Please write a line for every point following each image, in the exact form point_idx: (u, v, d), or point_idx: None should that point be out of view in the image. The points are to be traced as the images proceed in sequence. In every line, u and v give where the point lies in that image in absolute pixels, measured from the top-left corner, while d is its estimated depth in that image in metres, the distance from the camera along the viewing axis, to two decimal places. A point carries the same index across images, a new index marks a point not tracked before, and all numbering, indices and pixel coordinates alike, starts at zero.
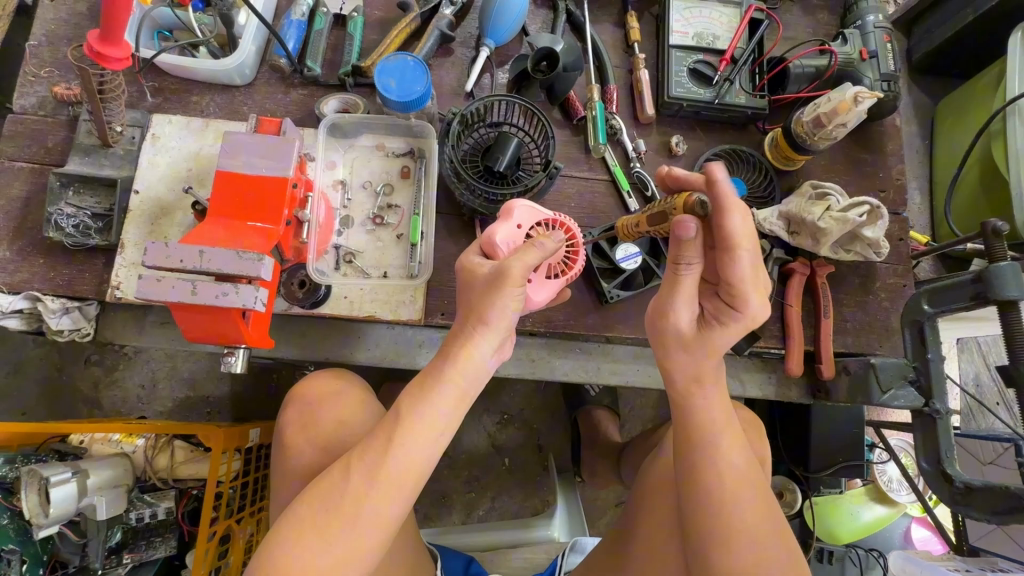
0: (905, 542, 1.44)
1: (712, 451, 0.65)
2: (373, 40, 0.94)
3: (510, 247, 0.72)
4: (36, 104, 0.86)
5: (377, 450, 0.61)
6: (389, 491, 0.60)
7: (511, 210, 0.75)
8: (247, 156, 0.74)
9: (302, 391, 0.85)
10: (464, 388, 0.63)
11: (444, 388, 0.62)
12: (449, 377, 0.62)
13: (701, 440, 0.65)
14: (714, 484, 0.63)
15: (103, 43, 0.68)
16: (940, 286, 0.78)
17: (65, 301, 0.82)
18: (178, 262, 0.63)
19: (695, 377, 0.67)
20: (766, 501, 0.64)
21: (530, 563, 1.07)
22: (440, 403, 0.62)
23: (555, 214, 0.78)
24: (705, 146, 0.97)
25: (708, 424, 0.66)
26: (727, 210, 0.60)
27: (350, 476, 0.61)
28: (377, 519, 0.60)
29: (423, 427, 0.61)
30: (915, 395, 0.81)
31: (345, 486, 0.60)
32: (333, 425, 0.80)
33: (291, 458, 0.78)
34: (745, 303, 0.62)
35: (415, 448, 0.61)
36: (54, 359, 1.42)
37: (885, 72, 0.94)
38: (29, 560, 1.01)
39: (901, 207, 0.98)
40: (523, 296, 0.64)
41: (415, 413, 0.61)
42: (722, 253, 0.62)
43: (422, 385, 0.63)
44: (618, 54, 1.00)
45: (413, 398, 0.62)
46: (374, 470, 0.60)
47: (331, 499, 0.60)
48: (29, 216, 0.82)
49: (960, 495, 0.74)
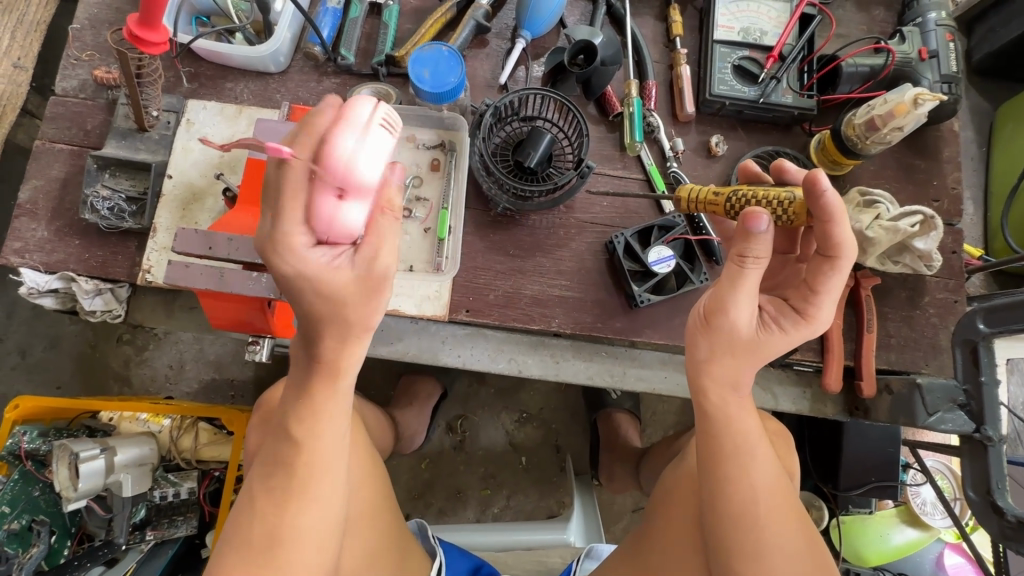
0: (937, 569, 1.35)
1: (748, 446, 0.62)
2: (407, 30, 0.93)
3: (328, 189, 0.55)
4: (77, 87, 0.88)
5: (283, 475, 0.59)
6: (315, 497, 0.59)
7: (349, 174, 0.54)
8: (279, 144, 0.73)
9: (268, 398, 0.85)
10: (339, 381, 0.60)
11: (322, 386, 0.59)
12: (337, 386, 0.60)
13: (734, 441, 0.62)
14: (746, 487, 0.60)
15: (142, 27, 0.68)
16: (1000, 305, 0.72)
17: (98, 282, 0.83)
18: (206, 249, 0.62)
19: (732, 382, 0.62)
20: (796, 508, 0.61)
21: (544, 566, 1.06)
22: (329, 405, 0.60)
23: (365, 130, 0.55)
24: (747, 147, 0.93)
25: (738, 426, 0.62)
26: (832, 222, 0.59)
27: (261, 494, 0.59)
28: (306, 529, 0.58)
29: (321, 433, 0.60)
30: (966, 419, 0.76)
31: (256, 509, 0.58)
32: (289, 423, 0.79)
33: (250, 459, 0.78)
34: (816, 305, 0.62)
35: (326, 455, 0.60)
36: (88, 337, 1.46)
37: (946, 73, 0.88)
38: (59, 531, 1.05)
39: (955, 218, 0.92)
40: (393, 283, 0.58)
41: (309, 425, 0.59)
42: (821, 262, 0.62)
43: (302, 389, 0.59)
44: (658, 49, 0.96)
45: (303, 411, 0.59)
46: (285, 491, 0.58)
47: (247, 529, 0.58)
48: (66, 197, 0.83)
49: (1010, 529, 0.68)
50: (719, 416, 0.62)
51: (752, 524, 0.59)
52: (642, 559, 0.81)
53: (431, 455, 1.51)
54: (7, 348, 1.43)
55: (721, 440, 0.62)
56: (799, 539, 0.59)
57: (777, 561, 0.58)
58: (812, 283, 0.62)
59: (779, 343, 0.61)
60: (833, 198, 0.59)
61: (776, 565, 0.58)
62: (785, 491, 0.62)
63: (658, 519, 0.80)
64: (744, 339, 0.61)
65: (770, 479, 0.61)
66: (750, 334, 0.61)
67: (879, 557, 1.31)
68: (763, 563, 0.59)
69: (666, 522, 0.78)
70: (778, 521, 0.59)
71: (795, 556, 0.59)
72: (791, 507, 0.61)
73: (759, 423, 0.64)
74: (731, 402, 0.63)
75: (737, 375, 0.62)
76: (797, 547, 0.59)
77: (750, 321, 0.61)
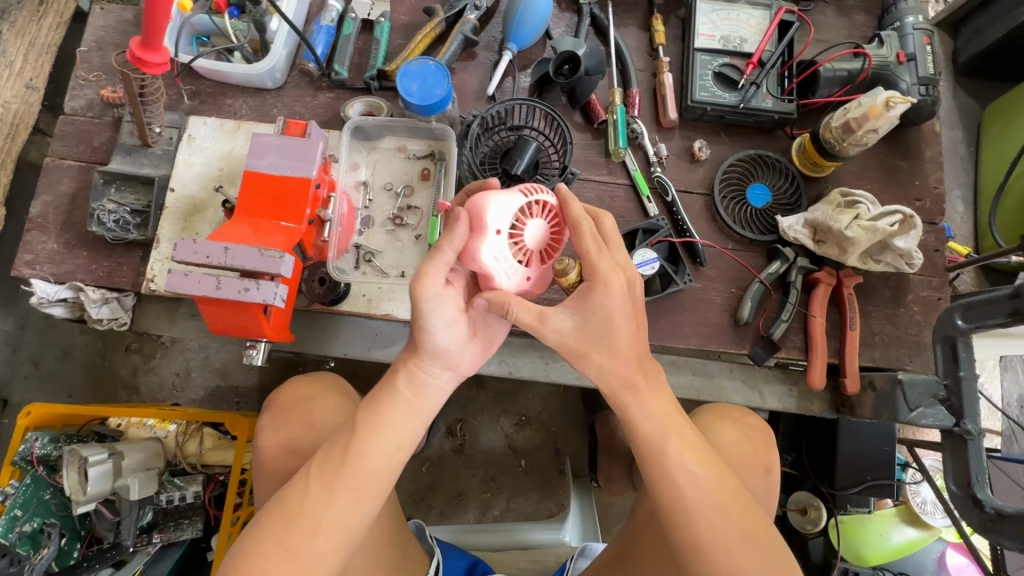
0: (939, 569, 1.34)
1: (662, 447, 0.61)
2: (398, 45, 0.96)
3: (521, 267, 0.67)
4: (85, 106, 0.92)
5: (335, 461, 0.63)
6: (347, 497, 0.62)
7: (482, 218, 0.65)
8: (273, 156, 0.77)
9: (282, 396, 0.87)
10: (412, 400, 0.65)
11: (396, 399, 0.64)
12: (402, 395, 0.64)
13: (651, 443, 0.62)
14: (672, 487, 0.60)
15: (144, 49, 0.72)
16: (976, 301, 0.73)
17: (104, 292, 0.87)
18: (205, 258, 0.66)
19: (628, 382, 0.62)
20: (739, 493, 0.61)
21: (540, 565, 1.07)
22: (397, 416, 0.64)
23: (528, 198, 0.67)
24: (730, 151, 0.95)
25: (645, 423, 0.62)
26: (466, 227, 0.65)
27: (309, 484, 0.62)
28: (338, 524, 0.62)
29: (382, 440, 0.63)
30: (946, 414, 0.78)
31: (304, 496, 0.62)
32: (307, 430, 0.82)
33: (268, 461, 0.81)
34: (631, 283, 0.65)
35: (375, 456, 0.63)
36: (98, 346, 1.51)
37: (923, 76, 0.90)
38: (68, 534, 1.09)
39: (938, 216, 0.94)
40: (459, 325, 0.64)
41: (369, 428, 0.63)
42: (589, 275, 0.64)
43: (378, 399, 0.65)
44: (642, 57, 0.99)
45: (370, 415, 0.64)
46: (331, 483, 0.62)
47: (290, 512, 0.61)
48: (74, 211, 0.87)
49: (990, 521, 0.70)
50: (636, 415, 0.62)
51: (682, 519, 0.60)
52: (626, 555, 0.83)
53: (432, 458, 1.53)
54: (19, 358, 1.48)
55: (637, 445, 0.62)
56: (733, 527, 0.59)
57: (719, 554, 0.59)
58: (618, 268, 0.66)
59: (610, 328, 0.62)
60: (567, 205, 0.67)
61: (719, 560, 0.59)
62: (719, 484, 0.61)
63: (643, 517, 0.81)
64: (574, 334, 0.63)
65: (697, 473, 0.61)
66: (576, 332, 0.63)
67: (877, 557, 1.30)
68: (707, 558, 0.59)
69: (647, 522, 0.80)
70: (712, 516, 0.59)
71: (735, 550, 0.58)
72: (729, 499, 0.60)
73: (675, 412, 0.63)
74: (638, 396, 0.62)
75: (628, 373, 0.62)
76: (736, 541, 0.59)
77: (569, 323, 0.63)
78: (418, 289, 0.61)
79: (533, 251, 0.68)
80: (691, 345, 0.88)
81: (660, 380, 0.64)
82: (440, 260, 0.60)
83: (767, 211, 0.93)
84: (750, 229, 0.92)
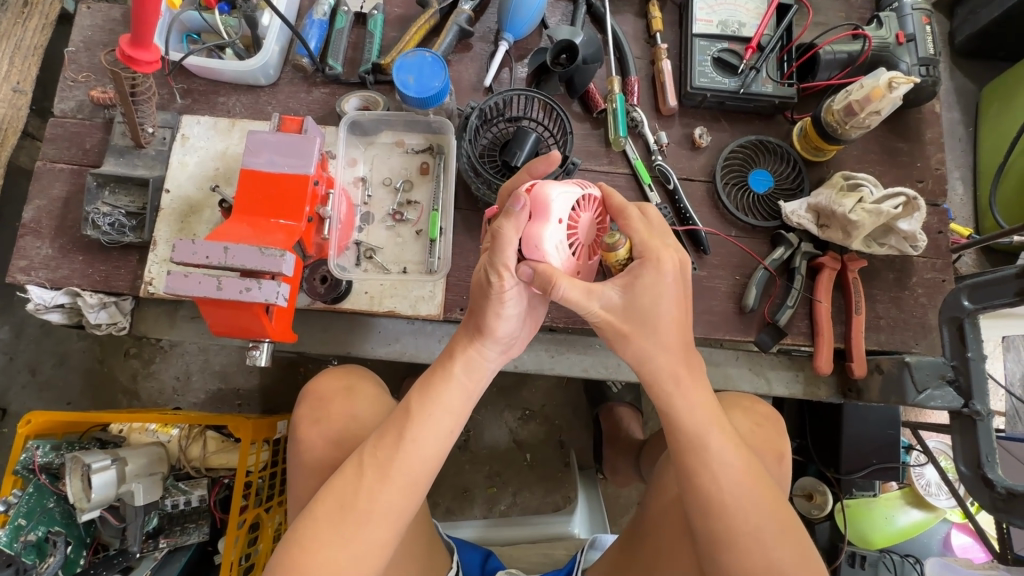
0: (944, 549, 1.36)
1: (704, 443, 0.62)
2: (392, 38, 0.95)
3: (571, 254, 0.66)
4: (75, 108, 0.90)
5: (389, 446, 0.64)
6: (402, 483, 0.63)
7: (546, 203, 0.64)
8: (271, 154, 0.76)
9: (314, 387, 0.86)
10: (463, 383, 0.68)
11: (450, 381, 0.67)
12: (458, 376, 0.67)
13: (690, 435, 0.63)
14: (708, 482, 0.61)
15: (134, 47, 0.70)
16: (982, 282, 0.72)
17: (102, 296, 0.86)
18: (204, 258, 0.65)
19: (673, 373, 0.64)
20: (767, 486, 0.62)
21: (550, 559, 1.07)
22: (450, 399, 0.66)
23: (584, 188, 0.68)
24: (730, 137, 0.94)
25: (688, 416, 0.63)
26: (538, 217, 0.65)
27: (363, 469, 0.63)
28: (393, 510, 0.63)
29: (435, 425, 0.65)
30: (954, 395, 0.78)
31: (359, 482, 0.63)
32: (345, 425, 0.80)
33: (305, 453, 0.79)
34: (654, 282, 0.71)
35: (428, 443, 0.65)
36: (96, 352, 1.49)
37: (923, 56, 0.89)
38: (74, 541, 1.07)
39: (940, 197, 0.93)
40: (523, 300, 0.66)
41: (425, 412, 0.65)
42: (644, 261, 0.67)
43: (432, 383, 0.67)
44: (640, 45, 0.98)
45: (425, 397, 0.66)
46: (387, 468, 0.63)
47: (348, 497, 0.62)
48: (68, 215, 0.86)
49: (1002, 501, 0.69)
50: (677, 409, 0.64)
51: (718, 511, 0.60)
52: (639, 547, 0.82)
53: None
54: (18, 366, 1.47)
55: (677, 436, 0.63)
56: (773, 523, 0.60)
57: (749, 547, 0.59)
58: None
59: (658, 310, 0.63)
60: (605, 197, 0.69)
61: (751, 553, 0.59)
62: (755, 478, 0.62)
63: (656, 509, 0.81)
64: (620, 311, 0.64)
65: (732, 469, 0.61)
66: (623, 308, 0.64)
67: (883, 539, 1.31)
68: (739, 552, 0.59)
69: (659, 515, 0.80)
70: (746, 511, 0.60)
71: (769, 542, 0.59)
72: (762, 492, 0.61)
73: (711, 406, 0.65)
74: (675, 391, 0.64)
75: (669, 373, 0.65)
76: (771, 530, 0.59)
77: (616, 298, 0.63)
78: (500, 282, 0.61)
79: (581, 243, 0.67)
80: (697, 333, 0.87)
81: (697, 377, 0.66)
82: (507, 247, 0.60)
83: (769, 197, 0.92)
84: (752, 216, 0.91)
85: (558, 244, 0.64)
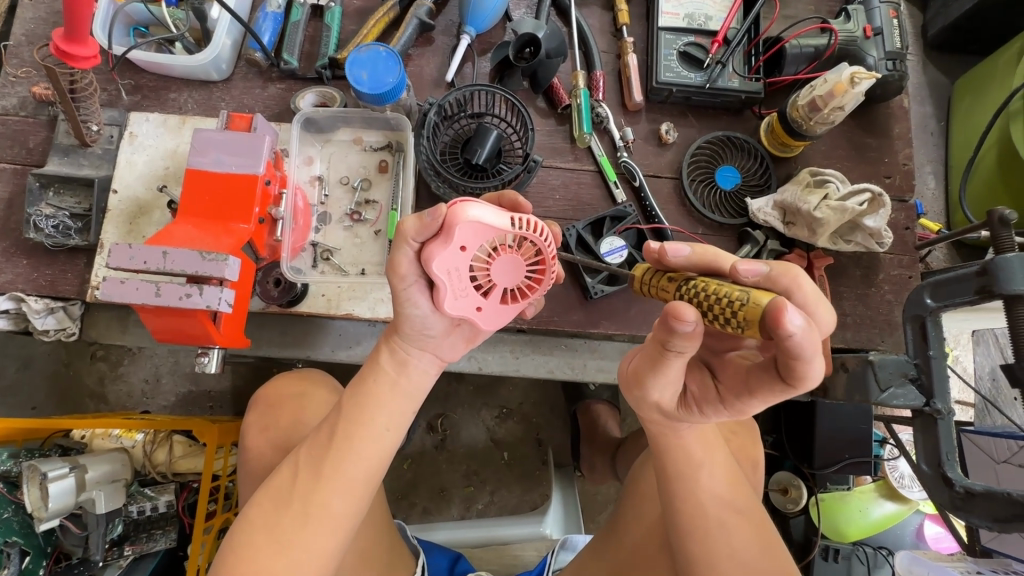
0: (917, 539, 1.37)
1: (695, 470, 0.63)
2: (351, 31, 0.92)
3: (467, 286, 0.58)
4: (17, 105, 0.86)
5: (321, 448, 0.62)
6: (336, 486, 0.61)
7: (453, 224, 0.55)
8: (218, 153, 0.73)
9: (267, 392, 0.84)
10: (395, 380, 0.63)
11: (380, 378, 0.63)
12: (387, 375, 0.63)
13: (684, 463, 0.63)
14: (694, 504, 0.63)
15: (69, 42, 0.67)
16: (944, 280, 0.72)
17: (49, 301, 0.83)
18: (142, 263, 0.62)
19: None
20: (747, 509, 0.64)
21: (520, 561, 1.10)
22: (380, 399, 0.62)
23: (514, 223, 0.56)
24: (697, 133, 0.93)
25: (691, 449, 0.63)
26: (800, 359, 0.46)
27: (297, 473, 0.62)
28: (328, 515, 0.60)
29: (367, 426, 0.62)
30: (917, 394, 0.76)
31: (293, 485, 0.61)
32: (295, 428, 0.79)
33: (255, 460, 0.77)
34: (746, 403, 0.54)
35: (360, 443, 0.61)
36: (61, 355, 1.45)
37: (890, 50, 0.88)
38: (32, 552, 1.03)
39: (907, 193, 0.92)
40: (432, 309, 0.60)
41: (357, 413, 0.62)
42: (772, 380, 0.50)
43: (362, 382, 0.63)
44: (606, 38, 0.96)
45: (354, 397, 0.62)
46: (318, 471, 0.61)
47: (282, 500, 0.61)
48: (11, 217, 0.83)
49: (960, 500, 0.69)
50: (681, 445, 0.63)
51: (700, 531, 0.62)
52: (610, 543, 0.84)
53: (412, 455, 1.51)
54: None
55: (669, 462, 0.64)
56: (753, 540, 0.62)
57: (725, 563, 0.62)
58: (749, 385, 0.53)
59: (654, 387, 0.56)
60: (805, 337, 0.44)
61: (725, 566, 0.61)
62: (736, 496, 0.64)
63: (630, 506, 0.83)
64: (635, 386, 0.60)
65: (718, 489, 0.63)
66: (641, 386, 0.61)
67: (857, 531, 1.31)
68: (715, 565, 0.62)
69: (633, 514, 0.82)
70: (727, 532, 0.62)
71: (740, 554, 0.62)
72: (740, 511, 0.63)
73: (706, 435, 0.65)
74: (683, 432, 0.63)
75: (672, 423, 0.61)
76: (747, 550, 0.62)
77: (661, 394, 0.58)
78: (393, 283, 0.58)
79: (490, 276, 0.59)
80: None
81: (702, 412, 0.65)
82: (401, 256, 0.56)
83: (736, 193, 0.91)
84: (719, 213, 0.90)
85: (454, 273, 0.57)
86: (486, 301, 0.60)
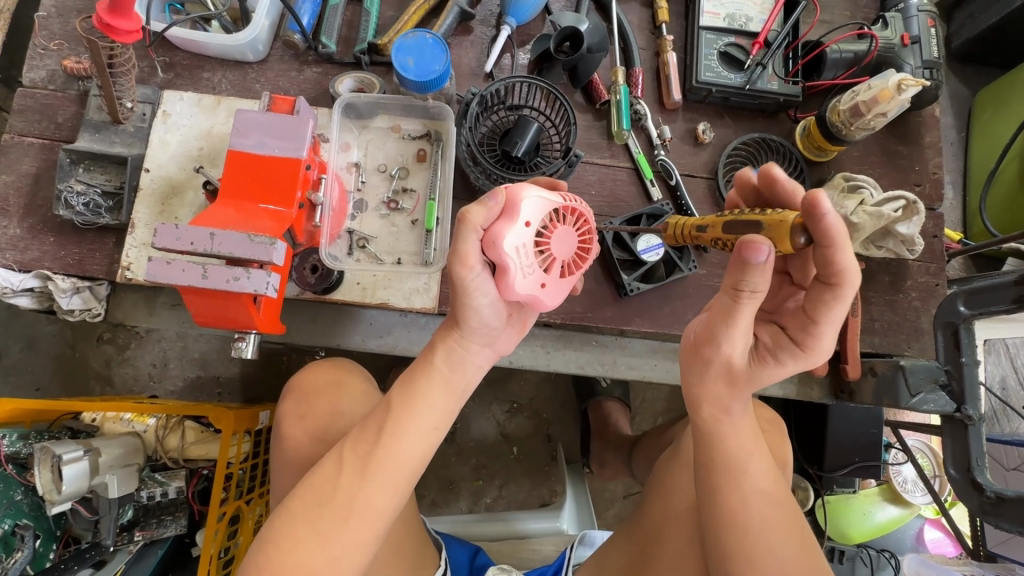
0: (916, 544, 1.39)
1: (742, 464, 0.62)
2: (390, 16, 0.90)
3: (533, 262, 0.60)
4: (46, 78, 0.84)
5: (369, 442, 0.61)
6: (383, 480, 0.60)
7: (517, 202, 0.59)
8: (260, 135, 0.72)
9: (300, 380, 0.83)
10: (447, 377, 0.63)
11: (432, 375, 0.62)
12: (439, 371, 0.62)
13: (729, 454, 0.63)
14: (738, 499, 0.61)
15: (113, 14, 0.65)
16: (980, 287, 0.73)
17: (75, 280, 0.81)
18: (189, 244, 0.61)
19: (725, 403, 0.63)
20: (793, 512, 0.62)
21: (540, 555, 1.08)
22: (430, 394, 0.62)
23: (565, 198, 0.63)
24: (733, 134, 0.93)
25: (735, 443, 0.63)
26: (834, 247, 0.53)
27: (342, 466, 0.61)
28: (372, 508, 0.60)
29: (417, 421, 0.61)
30: (948, 400, 0.79)
31: (338, 477, 0.60)
32: (332, 420, 0.78)
33: (290, 449, 0.77)
34: (818, 338, 0.60)
35: (409, 441, 0.61)
36: (67, 336, 1.43)
37: (928, 59, 0.89)
38: (43, 535, 1.02)
39: (937, 202, 0.94)
40: (495, 296, 0.59)
41: (408, 407, 0.61)
42: (822, 289, 0.58)
43: (413, 377, 0.63)
44: (645, 36, 0.95)
45: (405, 392, 0.62)
46: (366, 463, 0.60)
47: (326, 491, 0.60)
48: (39, 192, 0.81)
49: (991, 505, 0.70)
50: (727, 440, 0.63)
51: (741, 530, 0.60)
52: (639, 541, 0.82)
53: None
54: None
55: (712, 455, 0.63)
56: (793, 542, 0.60)
57: (767, 564, 0.59)
58: (812, 313, 0.59)
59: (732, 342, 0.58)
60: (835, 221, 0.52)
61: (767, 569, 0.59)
62: (782, 497, 0.62)
63: (658, 504, 0.83)
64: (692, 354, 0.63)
65: (765, 487, 0.62)
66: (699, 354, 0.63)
67: (859, 534, 1.33)
68: (754, 564, 0.59)
69: (662, 512, 0.81)
70: (768, 532, 0.60)
71: (786, 558, 0.59)
72: (785, 512, 0.61)
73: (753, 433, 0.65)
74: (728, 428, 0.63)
75: (730, 397, 0.62)
76: (792, 556, 0.59)
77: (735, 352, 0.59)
78: (458, 271, 0.55)
79: (548, 254, 0.62)
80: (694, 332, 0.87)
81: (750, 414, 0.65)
82: (468, 240, 0.55)
83: None
84: None
85: (522, 251, 0.59)
86: (547, 279, 0.62)
